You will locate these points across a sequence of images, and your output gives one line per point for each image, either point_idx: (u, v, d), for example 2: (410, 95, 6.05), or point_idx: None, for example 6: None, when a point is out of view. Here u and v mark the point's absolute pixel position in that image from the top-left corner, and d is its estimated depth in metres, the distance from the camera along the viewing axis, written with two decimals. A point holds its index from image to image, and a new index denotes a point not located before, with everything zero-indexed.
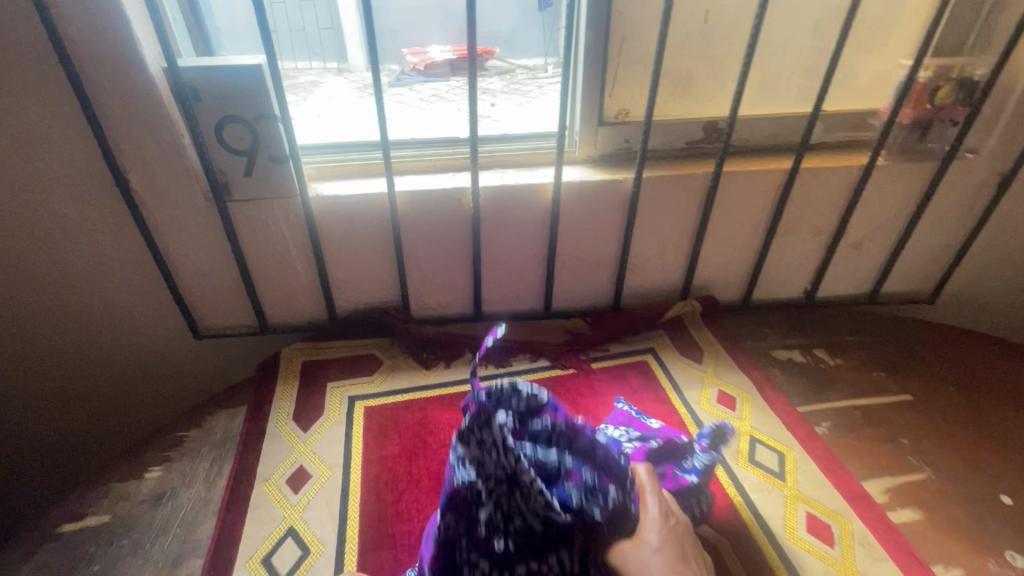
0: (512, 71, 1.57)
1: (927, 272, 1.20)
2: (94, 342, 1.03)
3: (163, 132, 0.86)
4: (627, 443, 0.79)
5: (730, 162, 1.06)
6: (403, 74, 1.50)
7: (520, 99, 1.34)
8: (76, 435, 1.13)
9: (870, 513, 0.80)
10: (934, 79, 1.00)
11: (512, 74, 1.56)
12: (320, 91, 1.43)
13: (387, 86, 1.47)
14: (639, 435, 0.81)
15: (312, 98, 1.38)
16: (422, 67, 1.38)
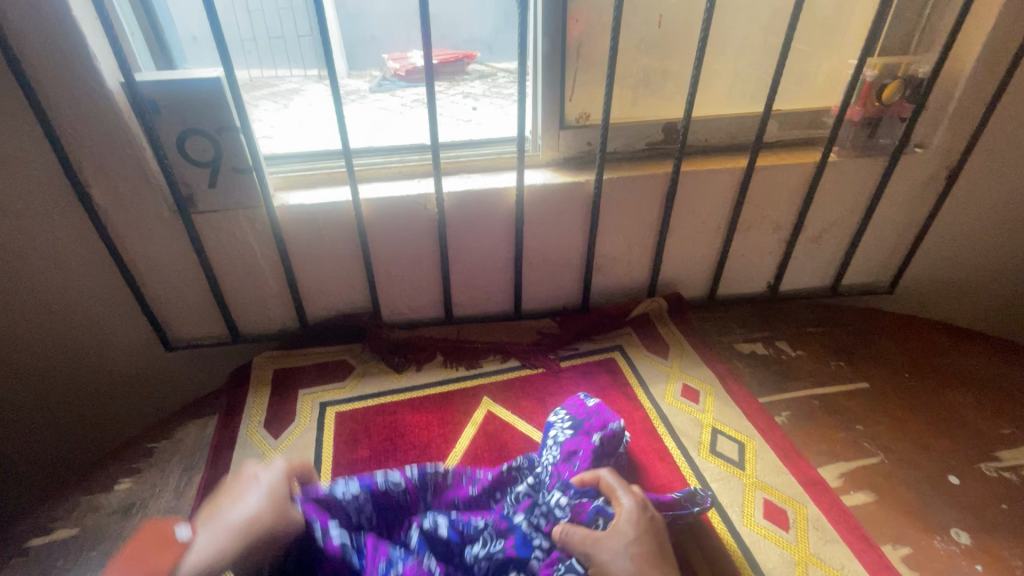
0: (492, 75, 1.59)
1: (884, 263, 1.24)
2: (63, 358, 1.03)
3: (124, 146, 0.87)
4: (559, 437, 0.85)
5: (689, 162, 1.08)
6: (385, 81, 1.52)
7: (502, 102, 1.35)
8: (50, 451, 1.13)
9: (825, 497, 0.83)
10: (880, 77, 1.03)
11: (493, 77, 1.57)
12: (301, 99, 1.43)
13: (369, 93, 1.49)
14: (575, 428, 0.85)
15: (293, 106, 1.38)
16: (404, 74, 1.39)
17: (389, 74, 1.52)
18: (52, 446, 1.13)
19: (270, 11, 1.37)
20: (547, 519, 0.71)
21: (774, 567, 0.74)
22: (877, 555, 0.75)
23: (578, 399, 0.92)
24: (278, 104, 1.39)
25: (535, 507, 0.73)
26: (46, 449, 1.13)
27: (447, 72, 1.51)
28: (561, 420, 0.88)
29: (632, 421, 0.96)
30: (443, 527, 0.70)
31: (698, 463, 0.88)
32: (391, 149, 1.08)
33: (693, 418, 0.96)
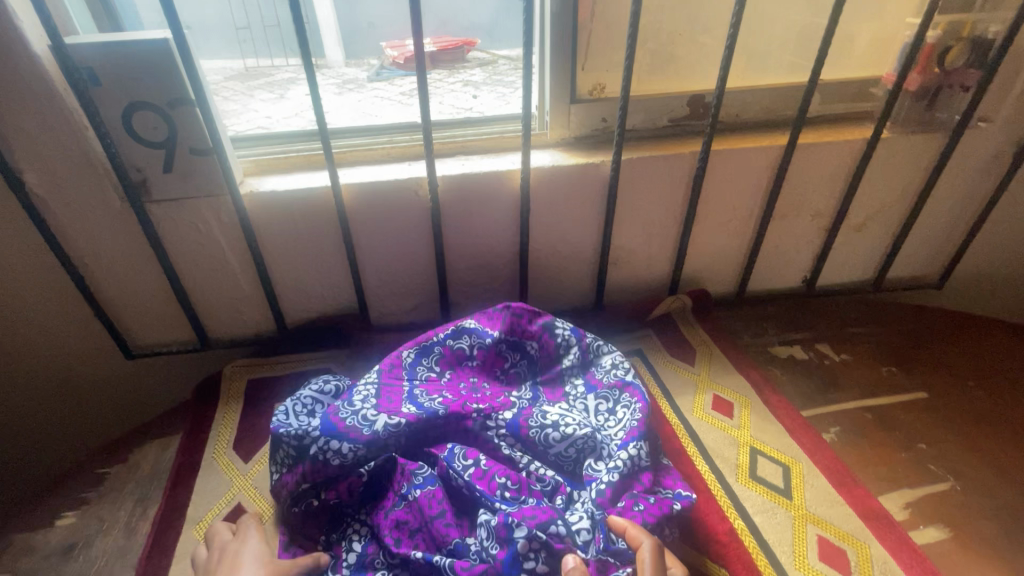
0: (493, 62, 1.44)
1: (935, 254, 1.10)
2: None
3: (60, 122, 0.74)
4: (622, 431, 0.73)
5: (719, 140, 0.94)
6: (383, 70, 1.39)
7: (504, 90, 1.22)
8: None
9: (891, 535, 0.69)
10: (944, 38, 0.89)
11: (494, 65, 1.43)
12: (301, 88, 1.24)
13: (366, 81, 1.35)
14: (632, 424, 0.73)
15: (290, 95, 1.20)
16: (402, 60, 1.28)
17: (387, 62, 1.41)
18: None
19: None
20: (562, 542, 0.62)
21: None
22: None
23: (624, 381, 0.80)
24: (273, 94, 1.21)
25: (569, 495, 0.69)
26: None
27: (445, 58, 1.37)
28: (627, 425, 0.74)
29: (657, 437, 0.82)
30: (459, 473, 0.69)
31: (738, 492, 0.75)
32: (377, 129, 0.95)
33: (728, 436, 0.83)
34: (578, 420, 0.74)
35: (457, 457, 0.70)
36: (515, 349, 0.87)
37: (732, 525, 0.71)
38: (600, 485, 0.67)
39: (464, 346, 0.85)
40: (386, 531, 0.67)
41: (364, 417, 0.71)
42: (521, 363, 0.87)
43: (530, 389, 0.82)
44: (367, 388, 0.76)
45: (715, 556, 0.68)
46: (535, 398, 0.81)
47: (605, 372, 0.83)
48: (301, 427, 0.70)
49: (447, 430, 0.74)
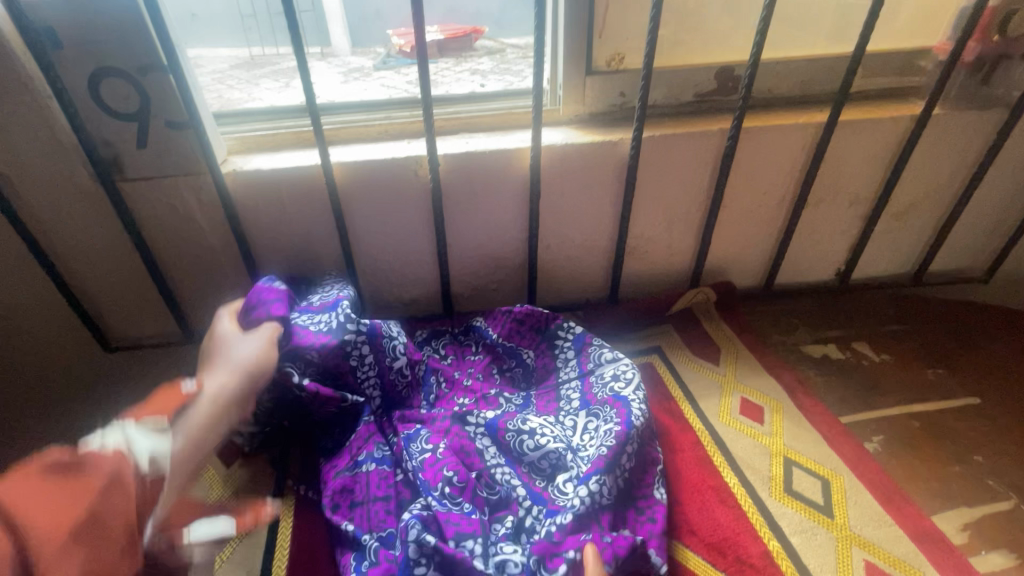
0: (501, 50, 1.35)
1: (982, 247, 1.01)
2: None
3: (18, 89, 0.66)
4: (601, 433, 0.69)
5: (750, 117, 0.85)
6: (389, 57, 1.30)
7: (512, 79, 1.12)
8: None
9: (949, 563, 0.61)
10: (1009, 2, 0.79)
11: (501, 53, 1.33)
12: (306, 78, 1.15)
13: (372, 70, 1.26)
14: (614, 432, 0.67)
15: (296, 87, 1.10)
16: None
17: (395, 51, 1.32)
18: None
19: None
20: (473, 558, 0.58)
21: None
22: None
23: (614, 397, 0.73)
24: (279, 82, 1.12)
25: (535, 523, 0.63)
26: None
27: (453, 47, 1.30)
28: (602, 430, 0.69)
29: (679, 445, 0.75)
30: (413, 455, 0.69)
31: (772, 508, 0.67)
32: (374, 104, 0.87)
33: (759, 444, 0.75)
34: (552, 435, 0.70)
35: (419, 439, 0.70)
36: (511, 353, 0.84)
37: (767, 546, 0.63)
38: (552, 527, 0.60)
39: (471, 342, 0.87)
40: (330, 491, 0.68)
41: (355, 355, 0.74)
42: (516, 368, 0.84)
43: (521, 396, 0.80)
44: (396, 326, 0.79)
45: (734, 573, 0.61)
46: (522, 406, 0.78)
47: (603, 384, 0.76)
48: (348, 332, 0.74)
49: (428, 415, 0.75)
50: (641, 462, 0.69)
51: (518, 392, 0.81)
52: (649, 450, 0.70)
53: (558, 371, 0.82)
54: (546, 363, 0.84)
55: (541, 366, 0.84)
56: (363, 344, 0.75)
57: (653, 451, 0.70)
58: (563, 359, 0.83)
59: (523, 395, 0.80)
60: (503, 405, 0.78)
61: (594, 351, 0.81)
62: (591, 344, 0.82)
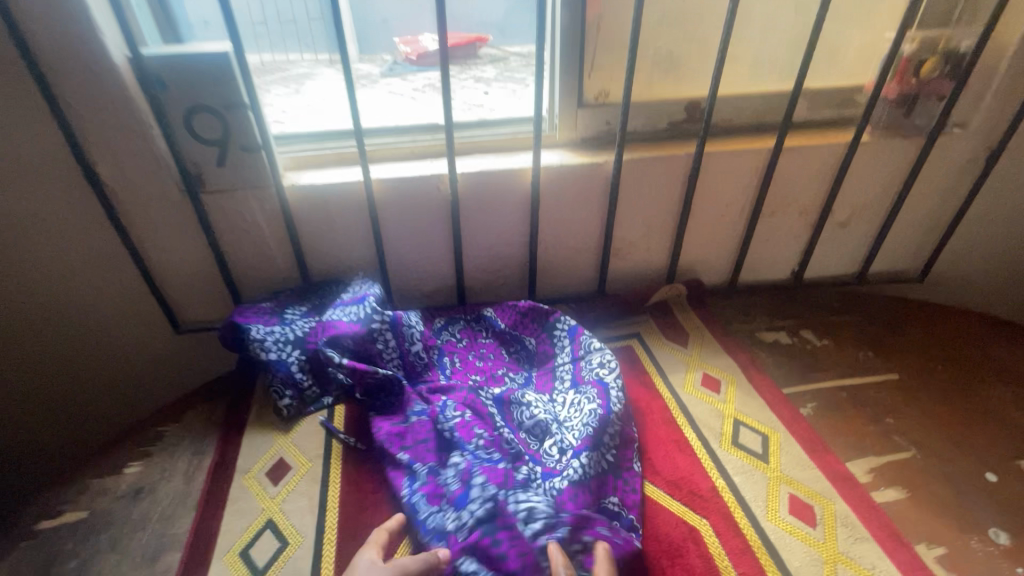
0: (505, 58, 1.53)
1: (916, 250, 1.19)
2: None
3: (132, 123, 0.85)
4: (586, 407, 0.85)
5: (713, 142, 1.03)
6: (396, 65, 1.49)
7: (516, 86, 1.31)
8: (47, 432, 1.11)
9: (853, 495, 0.78)
10: (919, 53, 0.98)
11: (505, 61, 1.52)
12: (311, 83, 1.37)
13: (380, 77, 1.46)
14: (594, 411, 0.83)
15: (304, 91, 1.33)
16: (416, 57, 1.38)
17: (400, 59, 1.50)
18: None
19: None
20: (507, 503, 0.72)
21: (801, 565, 0.71)
22: (911, 555, 0.71)
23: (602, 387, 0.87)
24: (289, 88, 1.33)
25: (536, 481, 0.79)
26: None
27: (459, 55, 1.47)
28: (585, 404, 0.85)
29: (650, 409, 0.93)
30: (447, 418, 0.85)
31: (720, 456, 0.85)
32: (402, 128, 1.05)
33: (715, 409, 0.93)
34: (542, 411, 0.88)
35: (447, 407, 0.87)
36: (516, 340, 1.02)
37: (713, 483, 0.81)
38: (556, 488, 0.77)
39: (485, 328, 1.05)
40: (383, 437, 0.86)
41: (380, 336, 0.95)
42: (521, 351, 1.02)
43: (522, 377, 0.98)
44: (415, 319, 0.99)
45: (687, 501, 0.79)
46: (524, 384, 0.96)
47: (590, 368, 0.92)
48: (376, 322, 0.94)
49: (451, 386, 0.92)
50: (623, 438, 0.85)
51: (522, 372, 0.99)
52: (628, 425, 0.86)
53: (555, 356, 1.00)
54: (546, 350, 1.01)
55: (540, 352, 1.01)
56: (387, 331, 0.95)
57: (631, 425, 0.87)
58: (559, 345, 1.00)
59: (525, 375, 0.99)
60: (507, 383, 0.96)
61: (582, 340, 0.97)
62: (582, 334, 0.98)
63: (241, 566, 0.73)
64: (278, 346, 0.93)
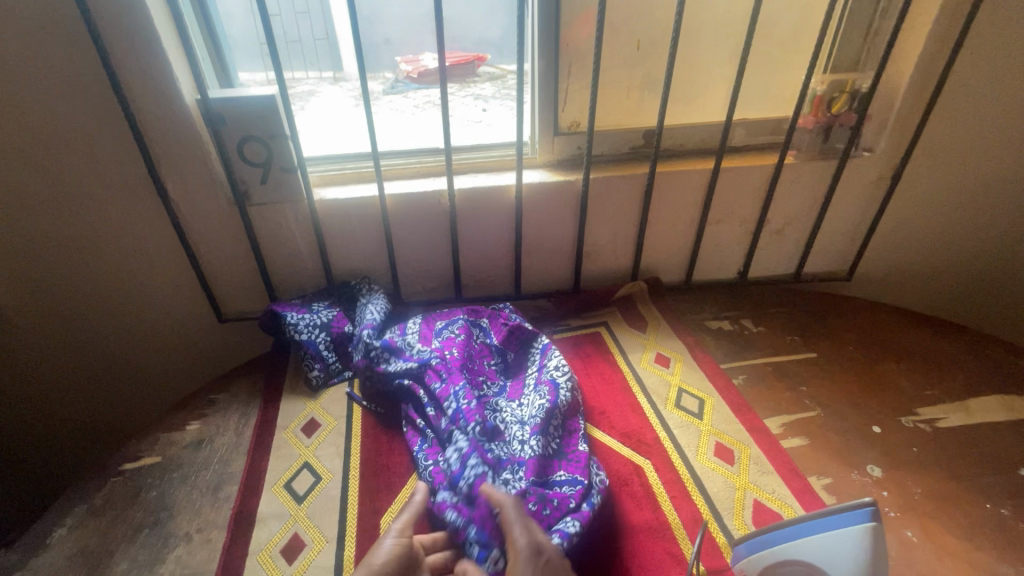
0: (502, 76, 1.75)
1: (842, 253, 1.41)
2: (76, 332, 1.21)
3: (196, 150, 1.07)
4: (538, 404, 1.00)
5: (665, 164, 1.26)
6: (397, 83, 1.70)
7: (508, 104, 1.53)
8: (109, 403, 1.33)
9: (766, 441, 1.00)
10: (829, 92, 1.20)
11: (502, 79, 1.73)
12: (316, 100, 1.61)
13: (383, 94, 1.68)
14: (547, 401, 0.99)
15: (310, 108, 1.56)
16: (416, 75, 1.61)
17: (401, 76, 1.71)
18: (51, 416, 1.29)
19: (289, 16, 1.46)
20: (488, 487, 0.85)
21: (718, 490, 0.92)
22: (803, 483, 0.93)
23: (551, 387, 1.02)
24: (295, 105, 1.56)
25: (510, 465, 0.90)
26: (35, 421, 1.28)
27: (458, 73, 1.68)
28: (536, 400, 1.01)
29: (611, 381, 1.14)
30: (454, 403, 0.97)
31: (665, 414, 1.06)
32: (410, 152, 1.27)
33: (664, 379, 1.14)
34: (509, 412, 1.01)
35: (455, 394, 0.99)
36: (499, 353, 1.16)
37: (659, 435, 1.02)
38: (519, 467, 0.89)
39: (477, 329, 1.17)
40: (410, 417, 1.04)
41: (379, 355, 1.09)
42: (497, 365, 1.14)
43: (498, 386, 1.09)
44: (414, 334, 1.15)
45: (634, 446, 1.00)
46: (498, 393, 1.07)
47: (547, 370, 1.07)
48: (369, 348, 1.09)
49: (453, 370, 1.04)
50: (566, 429, 0.99)
51: (497, 381, 1.10)
52: (573, 418, 1.01)
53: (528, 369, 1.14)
54: (519, 363, 1.16)
55: (513, 361, 1.16)
56: (383, 352, 1.10)
57: (575, 419, 1.02)
58: (531, 358, 1.14)
59: (500, 385, 1.09)
60: (484, 390, 1.06)
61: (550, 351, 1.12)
62: (551, 349, 1.12)
63: (287, 494, 0.94)
64: (309, 329, 1.14)
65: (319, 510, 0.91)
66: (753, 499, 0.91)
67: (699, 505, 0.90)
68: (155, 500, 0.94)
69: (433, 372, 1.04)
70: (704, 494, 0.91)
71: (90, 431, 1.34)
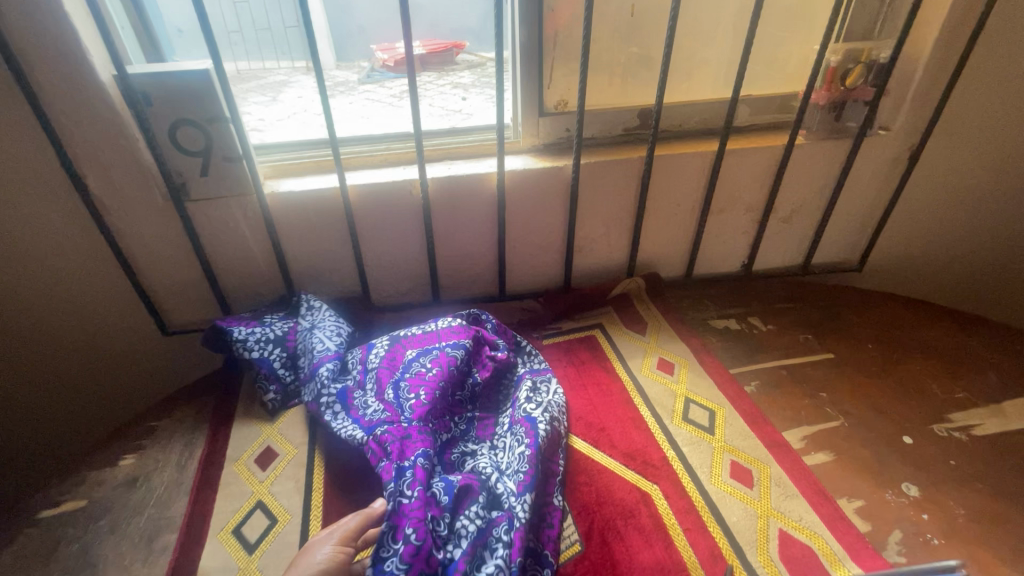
0: (482, 64, 1.60)
1: (852, 242, 1.30)
2: None
3: (119, 137, 0.91)
4: (522, 447, 0.85)
5: (664, 146, 1.13)
6: (375, 71, 1.56)
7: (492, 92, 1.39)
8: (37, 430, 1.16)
9: (787, 459, 0.88)
10: (844, 62, 1.07)
11: (482, 67, 1.58)
12: (291, 91, 1.43)
13: (358, 83, 1.53)
14: (529, 442, 0.85)
15: (282, 99, 1.39)
16: (393, 63, 1.45)
17: (378, 64, 1.56)
18: None
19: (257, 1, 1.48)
20: None
21: (738, 520, 0.80)
22: (833, 508, 0.81)
23: (532, 429, 0.87)
24: (266, 96, 1.40)
25: (491, 538, 0.73)
26: None
27: (436, 61, 1.54)
28: (518, 441, 0.86)
29: (611, 393, 1.01)
30: (396, 496, 0.74)
31: (672, 429, 0.94)
32: (377, 137, 1.12)
33: (668, 388, 1.02)
34: (485, 459, 0.86)
35: (403, 481, 0.76)
36: (461, 386, 0.96)
37: (666, 454, 0.90)
38: (503, 532, 0.74)
39: (457, 357, 0.94)
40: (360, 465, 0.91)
41: (332, 408, 0.93)
42: (465, 394, 0.96)
43: (465, 419, 0.94)
44: (372, 379, 0.95)
45: (641, 470, 0.87)
46: (465, 431, 0.93)
47: (521, 406, 0.93)
48: (323, 394, 0.94)
49: (410, 432, 0.84)
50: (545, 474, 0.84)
51: (464, 413, 0.95)
52: (552, 456, 0.88)
53: (502, 404, 0.98)
54: (489, 394, 0.99)
55: (482, 392, 0.98)
56: (336, 403, 0.93)
57: (556, 458, 0.88)
58: (506, 392, 0.99)
59: (467, 419, 0.94)
60: (451, 430, 0.92)
61: (532, 384, 0.98)
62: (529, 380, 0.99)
63: (235, 541, 0.80)
64: (261, 345, 0.99)
65: (273, 562, 0.77)
66: (777, 528, 0.79)
67: (718, 539, 0.77)
68: (77, 555, 0.79)
69: (379, 446, 0.83)
70: (722, 525, 0.79)
71: (9, 463, 1.18)
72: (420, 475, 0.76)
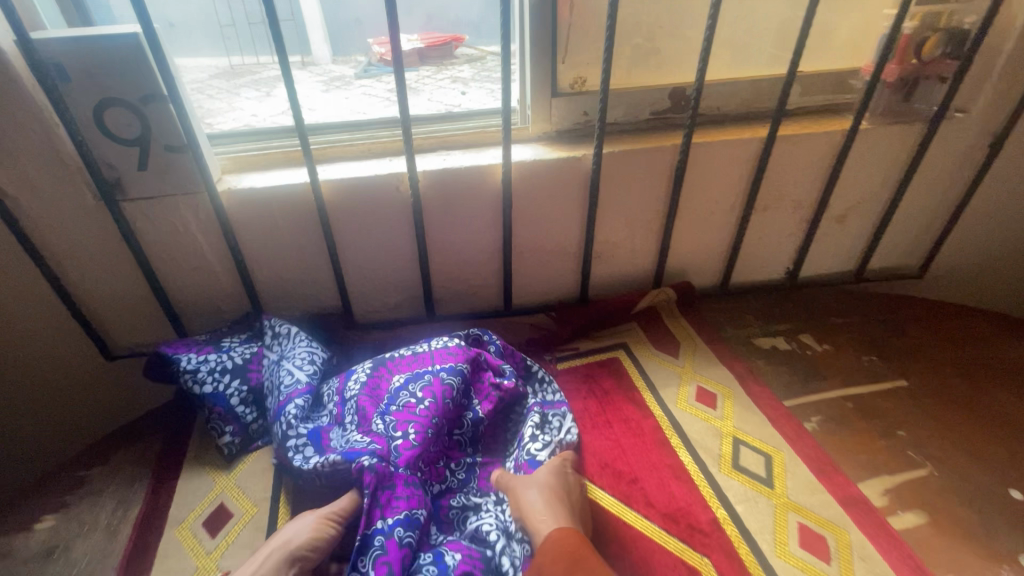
0: (482, 58, 1.35)
1: (914, 246, 1.12)
2: None
3: (29, 120, 0.73)
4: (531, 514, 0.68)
5: (700, 132, 0.95)
6: (370, 66, 1.31)
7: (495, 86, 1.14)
8: None
9: (869, 521, 0.70)
10: (921, 30, 0.89)
11: (483, 61, 1.34)
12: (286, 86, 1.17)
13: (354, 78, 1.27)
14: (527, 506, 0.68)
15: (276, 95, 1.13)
16: None
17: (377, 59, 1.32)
18: None
19: None
20: None
21: None
22: None
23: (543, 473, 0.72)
24: (259, 91, 1.15)
25: None
26: None
27: (434, 56, 1.33)
28: None
29: (642, 432, 0.83)
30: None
31: (720, 481, 0.76)
32: (358, 124, 0.94)
33: (711, 426, 0.83)
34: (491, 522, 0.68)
35: (371, 559, 0.61)
36: (458, 422, 0.78)
37: (715, 514, 0.72)
38: None
39: (454, 386, 0.76)
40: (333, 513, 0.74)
41: (299, 450, 0.74)
42: (464, 432, 0.78)
43: (465, 465, 0.76)
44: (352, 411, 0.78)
45: (687, 538, 0.69)
46: (464, 481, 0.75)
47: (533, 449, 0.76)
48: (290, 436, 0.75)
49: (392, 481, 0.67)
50: None
51: (464, 458, 0.77)
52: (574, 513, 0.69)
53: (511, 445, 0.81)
54: (494, 432, 0.82)
55: (485, 430, 0.81)
56: (307, 446, 0.75)
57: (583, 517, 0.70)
58: (514, 430, 0.82)
59: (466, 464, 0.77)
60: (446, 480, 0.74)
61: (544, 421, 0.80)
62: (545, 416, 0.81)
63: None
64: (215, 376, 0.81)
65: None
66: None
67: None
68: None
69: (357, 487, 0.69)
70: None
71: None
72: (391, 546, 0.62)
